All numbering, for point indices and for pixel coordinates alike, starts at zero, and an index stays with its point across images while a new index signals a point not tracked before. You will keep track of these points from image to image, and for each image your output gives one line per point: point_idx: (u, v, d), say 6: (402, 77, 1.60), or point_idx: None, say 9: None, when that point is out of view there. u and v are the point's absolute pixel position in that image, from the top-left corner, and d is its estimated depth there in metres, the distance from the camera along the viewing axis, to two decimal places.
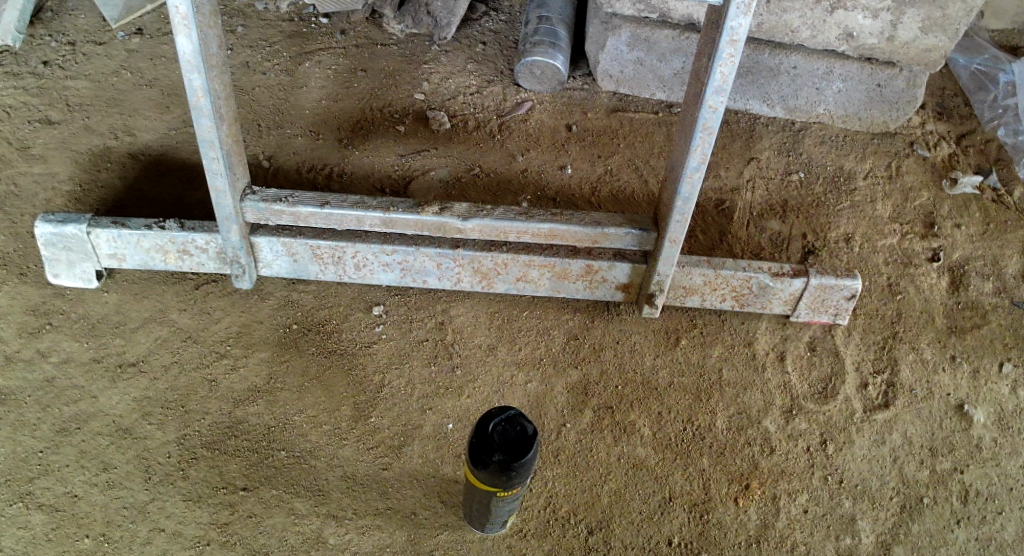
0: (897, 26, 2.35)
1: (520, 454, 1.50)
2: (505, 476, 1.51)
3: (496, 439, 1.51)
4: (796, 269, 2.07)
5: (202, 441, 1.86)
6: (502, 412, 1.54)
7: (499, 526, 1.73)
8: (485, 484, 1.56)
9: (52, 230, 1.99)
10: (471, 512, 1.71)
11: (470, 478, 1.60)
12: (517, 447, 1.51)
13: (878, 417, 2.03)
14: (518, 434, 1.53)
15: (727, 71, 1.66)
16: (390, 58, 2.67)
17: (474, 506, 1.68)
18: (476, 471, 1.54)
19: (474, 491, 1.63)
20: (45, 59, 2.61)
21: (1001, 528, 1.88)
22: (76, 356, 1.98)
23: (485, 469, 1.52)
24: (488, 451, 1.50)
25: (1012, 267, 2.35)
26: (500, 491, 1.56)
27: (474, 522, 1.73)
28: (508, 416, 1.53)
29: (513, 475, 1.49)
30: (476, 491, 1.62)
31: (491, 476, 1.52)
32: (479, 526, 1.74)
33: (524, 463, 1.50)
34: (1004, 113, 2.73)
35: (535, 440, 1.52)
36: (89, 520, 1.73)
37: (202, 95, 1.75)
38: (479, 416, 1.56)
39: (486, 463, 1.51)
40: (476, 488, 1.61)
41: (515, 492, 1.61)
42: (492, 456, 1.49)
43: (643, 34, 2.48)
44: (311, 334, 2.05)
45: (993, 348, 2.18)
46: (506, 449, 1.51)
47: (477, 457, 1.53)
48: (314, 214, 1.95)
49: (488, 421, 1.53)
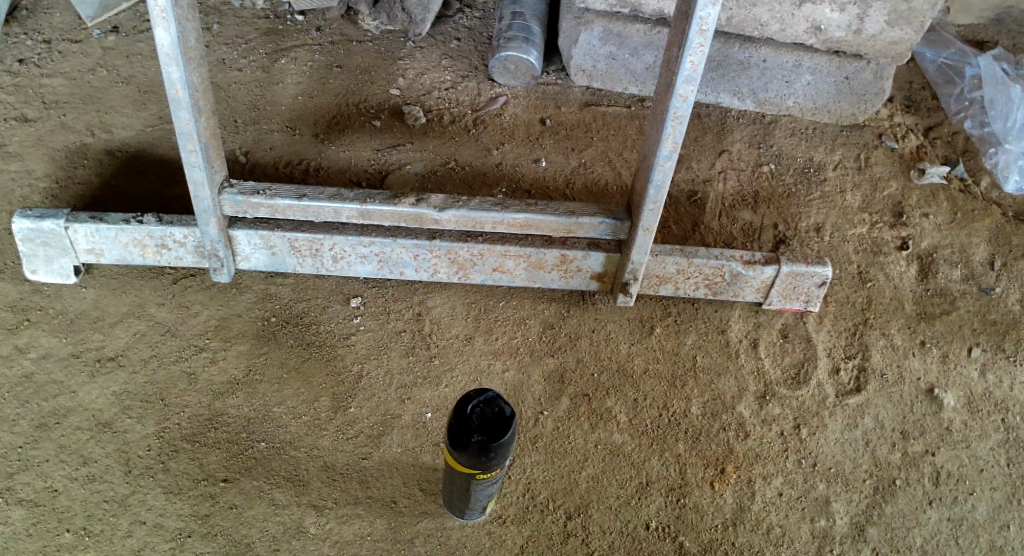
0: (864, 19, 2.41)
1: (500, 434, 1.52)
2: (485, 457, 1.53)
3: (475, 420, 1.53)
4: (767, 257, 2.11)
5: (183, 434, 1.87)
6: (480, 394, 1.55)
7: (480, 511, 1.75)
8: (466, 467, 1.58)
9: (30, 226, 1.99)
10: (451, 498, 1.73)
11: (451, 464, 1.61)
12: (494, 427, 1.53)
13: (850, 401, 2.06)
14: (496, 414, 1.54)
15: (697, 61, 1.70)
16: (365, 54, 2.69)
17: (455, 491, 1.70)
18: (454, 453, 1.56)
19: (453, 476, 1.65)
20: (21, 57, 2.61)
21: (973, 509, 1.92)
22: (55, 351, 1.98)
23: (464, 450, 1.53)
24: (467, 433, 1.52)
25: (979, 255, 2.41)
26: (479, 472, 1.59)
27: (455, 508, 1.75)
28: (485, 398, 1.55)
29: (492, 455, 1.51)
30: (456, 476, 1.64)
31: (470, 457, 1.54)
32: (460, 512, 1.76)
33: (502, 444, 1.52)
34: (971, 106, 2.79)
35: (512, 420, 1.54)
36: (70, 514, 1.74)
37: (180, 87, 1.77)
38: (457, 398, 1.57)
39: (466, 445, 1.53)
40: (456, 472, 1.63)
41: (495, 475, 1.63)
42: (472, 437, 1.50)
43: (615, 29, 2.52)
44: (290, 326, 2.06)
45: (961, 333, 2.22)
46: (484, 430, 1.53)
47: (457, 441, 1.54)
48: (291, 206, 1.98)
49: (466, 404, 1.55)
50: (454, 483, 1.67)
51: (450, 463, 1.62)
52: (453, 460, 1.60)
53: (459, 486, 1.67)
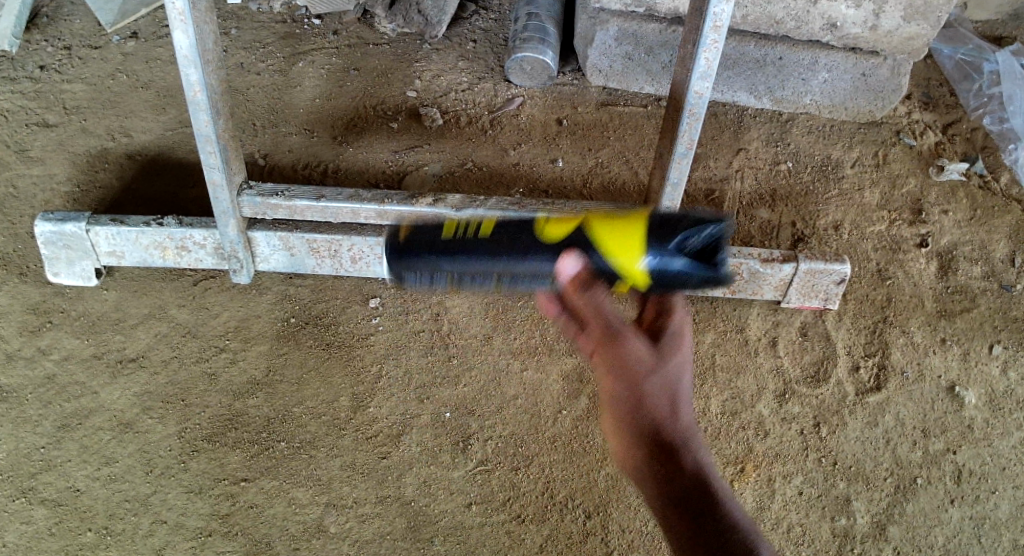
0: (880, 15, 2.41)
1: (699, 284, 1.35)
2: (658, 285, 1.34)
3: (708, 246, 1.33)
4: (785, 255, 2.10)
5: (203, 434, 1.89)
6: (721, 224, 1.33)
7: (426, 281, 1.42)
8: (632, 270, 1.34)
9: (52, 229, 2.02)
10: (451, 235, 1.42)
11: (615, 235, 1.36)
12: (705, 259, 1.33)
13: (871, 399, 2.05)
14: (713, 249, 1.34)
15: (711, 57, 1.71)
16: (382, 57, 2.70)
17: (511, 228, 1.44)
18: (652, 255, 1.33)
19: (579, 232, 1.38)
20: (42, 64, 2.64)
21: (995, 507, 1.91)
22: (77, 353, 2.00)
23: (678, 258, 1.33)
24: (699, 251, 1.33)
25: (1000, 251, 2.39)
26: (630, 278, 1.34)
27: (407, 234, 1.42)
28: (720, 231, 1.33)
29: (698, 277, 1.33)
30: (578, 240, 1.38)
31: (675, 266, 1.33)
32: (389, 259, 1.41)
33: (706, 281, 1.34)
34: (989, 102, 2.76)
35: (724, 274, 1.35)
36: (91, 514, 1.77)
37: (198, 89, 1.79)
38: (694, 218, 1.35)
39: (676, 254, 1.33)
40: (593, 249, 1.35)
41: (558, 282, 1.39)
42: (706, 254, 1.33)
43: (631, 28, 2.53)
44: (310, 326, 2.07)
45: (982, 331, 2.21)
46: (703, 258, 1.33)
47: (679, 251, 1.33)
48: (310, 207, 2.02)
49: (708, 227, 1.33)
50: (542, 234, 1.41)
51: (615, 231, 1.36)
52: (632, 239, 1.35)
53: (532, 239, 1.41)
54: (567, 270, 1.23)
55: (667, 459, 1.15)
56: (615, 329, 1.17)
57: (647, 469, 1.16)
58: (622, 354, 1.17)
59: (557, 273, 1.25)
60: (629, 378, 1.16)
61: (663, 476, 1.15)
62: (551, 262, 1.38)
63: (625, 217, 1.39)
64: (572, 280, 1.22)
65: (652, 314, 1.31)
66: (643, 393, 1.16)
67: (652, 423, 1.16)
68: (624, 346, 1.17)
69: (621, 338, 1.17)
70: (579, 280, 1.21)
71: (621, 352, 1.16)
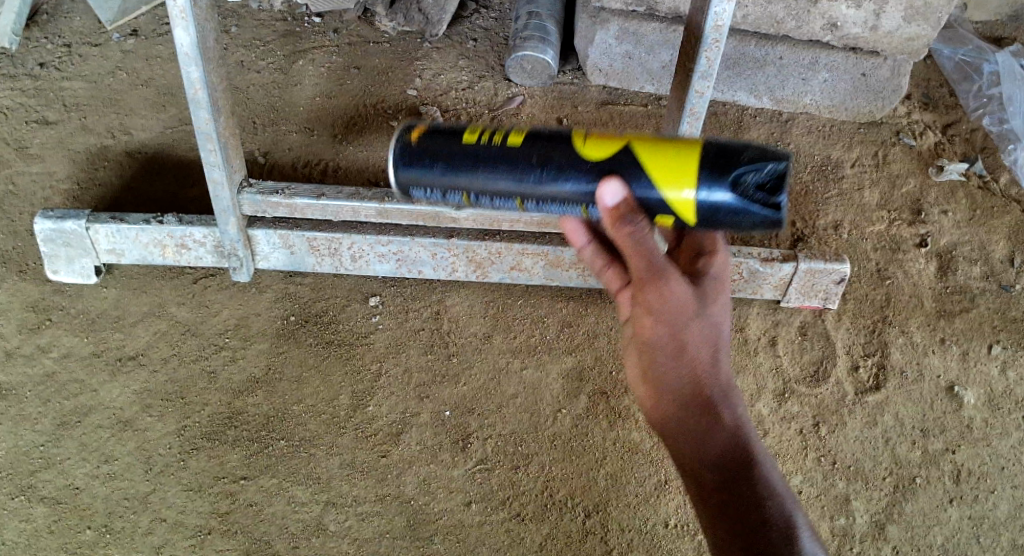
0: (881, 16, 2.41)
1: (756, 224, 1.26)
2: (705, 218, 1.27)
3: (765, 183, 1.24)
4: (785, 254, 2.10)
5: (202, 432, 1.89)
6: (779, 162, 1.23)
7: (432, 192, 1.36)
8: (680, 202, 1.27)
9: (52, 226, 2.02)
10: (472, 142, 1.33)
11: (663, 161, 1.26)
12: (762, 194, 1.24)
13: (870, 399, 2.05)
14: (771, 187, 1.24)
15: (713, 56, 1.71)
16: (382, 55, 2.70)
17: (544, 138, 1.32)
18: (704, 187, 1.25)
19: (625, 153, 1.28)
20: (42, 61, 2.64)
21: (994, 507, 1.92)
22: (76, 350, 2.00)
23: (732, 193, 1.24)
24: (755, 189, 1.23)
25: (999, 252, 2.39)
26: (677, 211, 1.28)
27: (419, 138, 1.34)
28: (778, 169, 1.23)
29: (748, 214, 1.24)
30: (622, 161, 1.28)
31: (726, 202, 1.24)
32: (396, 165, 1.35)
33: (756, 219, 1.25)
34: (989, 103, 2.76)
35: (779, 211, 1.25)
36: (91, 512, 1.77)
37: (199, 87, 1.79)
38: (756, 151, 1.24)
39: (730, 190, 1.24)
40: (639, 174, 1.27)
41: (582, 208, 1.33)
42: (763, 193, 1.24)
43: (631, 28, 2.53)
44: (309, 325, 2.07)
45: (981, 331, 2.21)
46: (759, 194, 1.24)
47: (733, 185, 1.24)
48: (310, 206, 2.01)
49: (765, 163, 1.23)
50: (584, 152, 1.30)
51: (665, 155, 1.27)
52: (683, 168, 1.26)
53: (565, 157, 1.30)
54: (606, 201, 1.26)
55: (700, 400, 1.29)
56: (665, 269, 1.26)
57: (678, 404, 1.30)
58: (669, 295, 1.27)
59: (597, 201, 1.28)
60: (673, 319, 1.28)
61: (693, 412, 1.29)
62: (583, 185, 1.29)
63: (680, 141, 1.29)
64: (610, 212, 1.25)
65: (691, 258, 1.43)
66: (684, 335, 1.29)
67: (689, 365, 1.29)
68: (671, 288, 1.26)
69: (666, 273, 1.26)
70: (619, 210, 1.25)
71: (666, 291, 1.26)
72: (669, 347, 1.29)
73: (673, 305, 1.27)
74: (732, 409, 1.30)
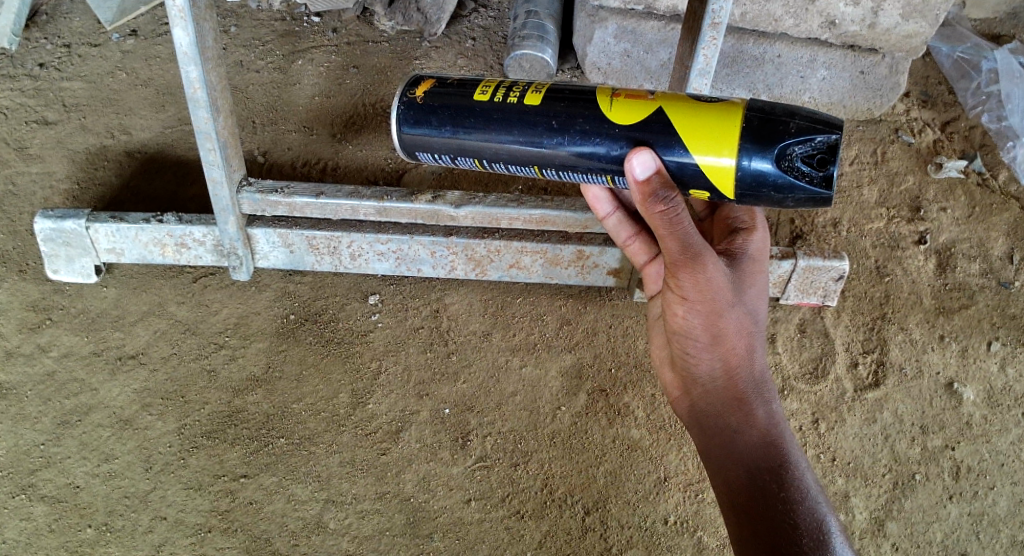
0: (878, 13, 2.41)
1: (799, 199, 1.34)
2: (746, 185, 1.35)
3: (812, 155, 1.30)
4: (784, 251, 2.08)
5: (203, 430, 1.89)
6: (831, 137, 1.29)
7: (446, 156, 1.56)
8: (720, 168, 1.36)
9: (52, 226, 2.02)
10: (472, 99, 1.51)
11: (701, 128, 1.36)
12: (809, 167, 1.31)
13: (869, 395, 2.06)
14: (819, 161, 1.30)
15: (709, 54, 1.74)
16: (380, 54, 2.70)
17: (562, 102, 1.46)
18: (749, 152, 1.33)
19: (658, 117, 1.39)
20: (41, 62, 2.64)
21: (993, 503, 1.93)
22: (76, 349, 2.01)
23: (776, 163, 1.32)
24: (801, 159, 1.30)
25: (998, 249, 2.39)
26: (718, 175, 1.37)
27: (424, 95, 1.54)
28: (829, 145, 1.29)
29: (791, 185, 1.32)
30: (652, 124, 1.40)
31: (769, 170, 1.32)
32: (401, 121, 1.55)
33: (800, 191, 1.32)
34: (987, 100, 2.75)
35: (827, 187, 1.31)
36: (91, 510, 1.79)
37: (198, 86, 1.80)
38: (807, 122, 1.31)
39: (770, 159, 1.32)
40: (670, 139, 1.38)
41: (597, 175, 1.48)
42: (809, 165, 1.30)
43: (629, 26, 2.53)
44: (309, 323, 2.07)
45: (980, 328, 2.21)
46: (804, 166, 1.31)
47: (776, 154, 1.31)
48: (309, 204, 2.00)
49: (815, 136, 1.30)
50: (615, 117, 1.42)
51: (701, 122, 1.36)
52: (720, 136, 1.35)
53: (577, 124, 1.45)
54: (636, 172, 1.38)
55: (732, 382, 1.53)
56: (702, 257, 1.41)
57: (712, 382, 1.54)
58: (706, 283, 1.44)
59: (626, 170, 1.40)
60: (709, 306, 1.47)
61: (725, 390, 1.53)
62: (591, 148, 1.44)
63: (719, 105, 1.37)
64: (641, 186, 1.39)
65: (729, 236, 1.61)
66: (720, 321, 1.48)
67: (722, 348, 1.51)
68: (708, 276, 1.43)
69: (702, 257, 1.41)
70: (649, 188, 1.38)
71: (701, 274, 1.42)
72: (699, 328, 1.50)
73: (707, 287, 1.44)
74: (763, 395, 1.53)
